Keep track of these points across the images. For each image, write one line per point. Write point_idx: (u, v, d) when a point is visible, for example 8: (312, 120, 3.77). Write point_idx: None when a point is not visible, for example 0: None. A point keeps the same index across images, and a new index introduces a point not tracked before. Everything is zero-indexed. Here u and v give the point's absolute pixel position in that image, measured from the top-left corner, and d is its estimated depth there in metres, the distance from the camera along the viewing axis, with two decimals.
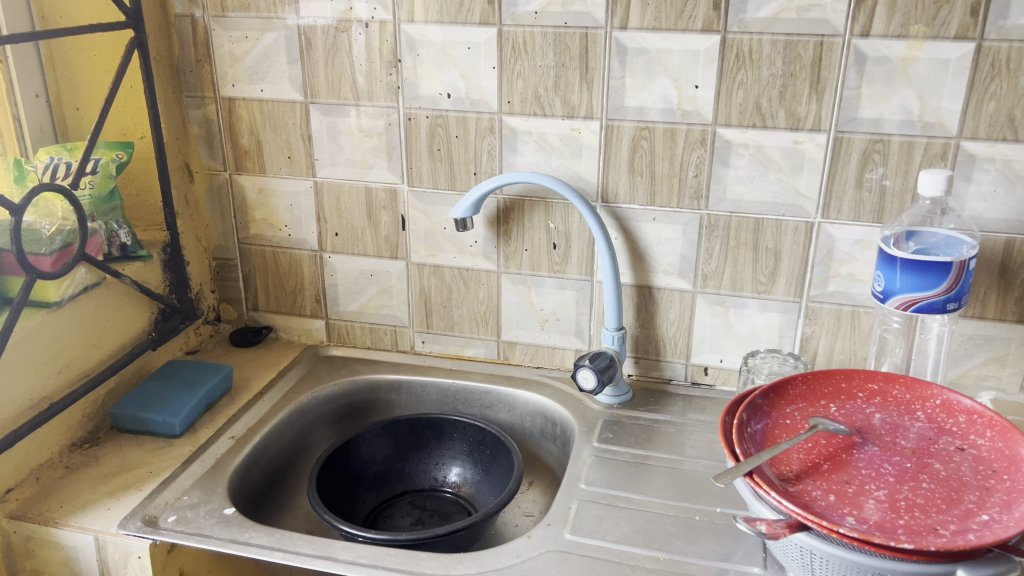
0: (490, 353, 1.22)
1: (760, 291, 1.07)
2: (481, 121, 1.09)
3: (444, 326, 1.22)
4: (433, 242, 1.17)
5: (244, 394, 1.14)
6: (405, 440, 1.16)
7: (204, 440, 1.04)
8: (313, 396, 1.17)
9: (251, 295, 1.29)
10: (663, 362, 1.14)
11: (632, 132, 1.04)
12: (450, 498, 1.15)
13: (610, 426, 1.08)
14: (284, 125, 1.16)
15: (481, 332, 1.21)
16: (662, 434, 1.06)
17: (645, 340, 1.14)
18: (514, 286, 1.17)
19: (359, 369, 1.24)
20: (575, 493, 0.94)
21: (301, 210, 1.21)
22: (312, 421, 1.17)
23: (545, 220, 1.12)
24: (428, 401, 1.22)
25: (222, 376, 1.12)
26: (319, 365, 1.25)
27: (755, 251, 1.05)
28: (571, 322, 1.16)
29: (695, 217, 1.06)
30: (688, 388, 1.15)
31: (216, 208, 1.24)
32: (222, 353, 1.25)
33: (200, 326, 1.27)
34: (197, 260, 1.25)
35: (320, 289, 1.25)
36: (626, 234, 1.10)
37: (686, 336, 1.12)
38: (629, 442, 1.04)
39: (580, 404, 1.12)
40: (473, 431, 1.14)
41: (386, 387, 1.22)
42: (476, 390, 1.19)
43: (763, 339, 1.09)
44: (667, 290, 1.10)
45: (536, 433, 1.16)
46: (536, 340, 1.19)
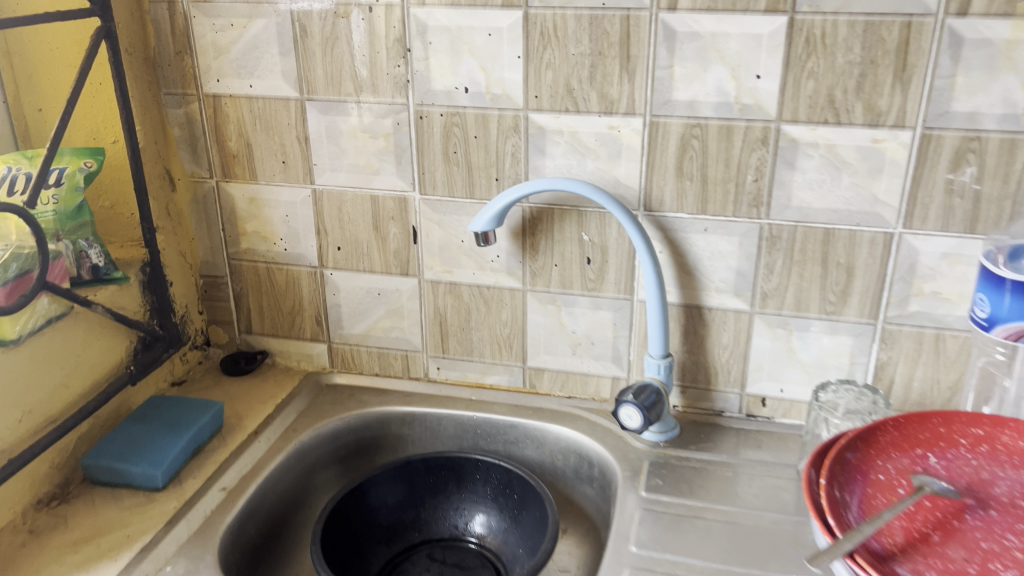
0: (515, 381, 1.08)
1: (829, 312, 0.93)
2: (504, 119, 0.94)
3: (462, 351, 1.09)
4: (449, 256, 1.03)
5: (237, 434, 1.01)
6: (420, 483, 1.03)
7: (190, 494, 0.90)
8: (315, 434, 1.04)
9: (244, 317, 1.15)
10: (714, 392, 1.01)
11: (681, 130, 0.90)
12: (474, 550, 1.01)
13: (657, 470, 0.94)
14: (276, 125, 1.02)
15: (504, 357, 1.07)
16: (717, 480, 0.93)
17: (693, 367, 1.00)
18: (542, 306, 1.03)
19: (366, 400, 1.10)
20: (625, 558, 0.80)
21: (298, 221, 1.06)
22: (315, 463, 1.04)
23: (579, 232, 0.98)
24: (445, 436, 1.08)
25: (211, 415, 0.99)
26: (322, 396, 1.11)
27: (823, 266, 0.92)
28: (608, 346, 1.02)
29: (753, 227, 0.92)
30: (742, 422, 1.01)
31: (202, 221, 1.10)
32: (213, 383, 1.11)
33: (187, 352, 1.13)
34: (181, 280, 1.11)
35: (321, 309, 1.11)
36: (672, 247, 0.95)
37: (741, 363, 0.98)
38: (681, 491, 0.91)
39: (620, 442, 0.99)
40: (497, 472, 1.02)
41: (397, 420, 1.08)
42: (499, 424, 1.06)
43: (831, 366, 0.96)
44: (720, 310, 0.97)
45: (570, 473, 1.03)
46: (567, 367, 1.05)
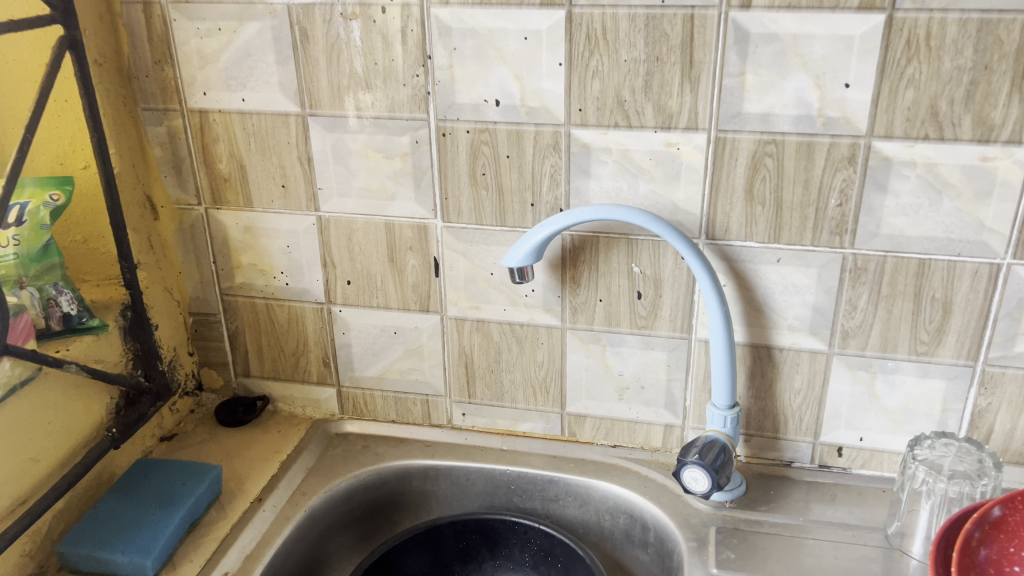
0: (552, 428, 0.96)
1: (920, 353, 0.81)
2: (542, 136, 0.81)
3: (491, 395, 0.96)
4: (476, 290, 0.90)
5: (239, 502, 0.88)
6: (448, 550, 0.92)
7: None
8: (326, 497, 0.91)
9: (241, 358, 1.02)
10: (782, 441, 0.90)
11: (752, 147, 0.77)
12: None
13: (726, 539, 0.82)
14: (274, 144, 0.88)
15: (539, 402, 0.95)
16: (795, 549, 0.81)
17: (760, 414, 0.89)
18: (584, 346, 0.90)
19: (383, 452, 0.97)
20: None
21: (302, 253, 0.93)
22: (330, 531, 0.92)
23: (628, 263, 0.84)
24: (474, 492, 0.96)
25: (208, 484, 0.86)
26: (334, 448, 0.98)
27: (916, 301, 0.79)
28: (660, 390, 0.90)
29: (834, 258, 0.79)
30: (815, 473, 0.90)
31: (191, 253, 0.96)
32: (208, 437, 0.98)
33: (176, 401, 1.00)
34: (168, 320, 0.97)
35: (328, 349, 0.98)
36: (738, 280, 0.83)
37: (815, 409, 0.87)
38: (758, 566, 0.79)
39: (679, 504, 0.87)
40: (537, 537, 0.90)
41: (419, 476, 0.96)
42: (536, 479, 0.94)
43: (920, 413, 0.84)
44: (792, 350, 0.84)
45: (619, 535, 0.91)
46: (613, 413, 0.93)
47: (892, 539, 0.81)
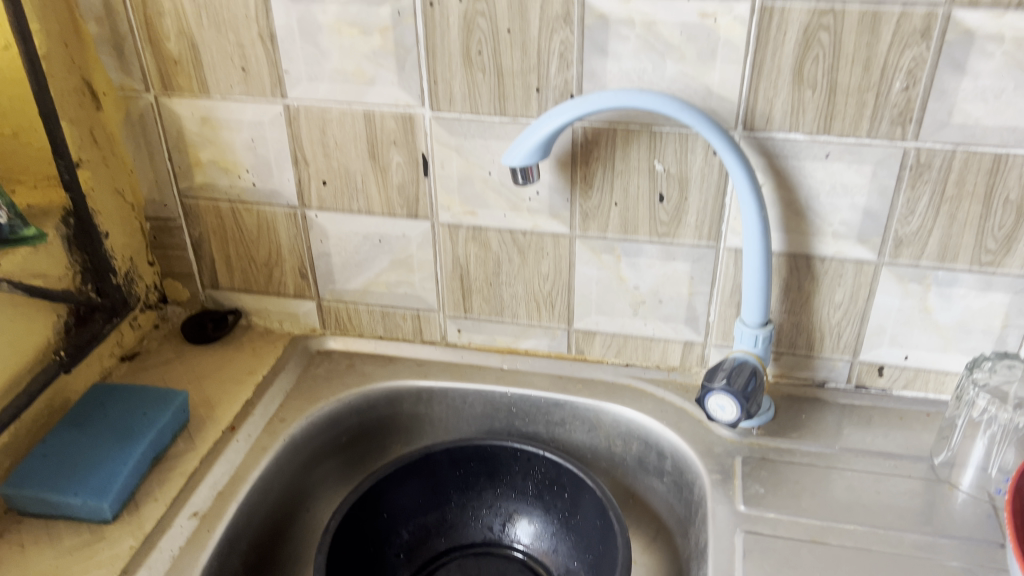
0: (558, 346, 0.86)
1: (983, 264, 0.71)
2: (550, 5, 0.67)
3: (489, 310, 0.85)
4: (472, 193, 0.78)
5: (209, 431, 0.79)
6: (444, 479, 0.83)
7: (153, 527, 0.69)
8: (308, 423, 0.82)
9: (207, 269, 0.91)
10: (816, 360, 0.80)
11: (805, 18, 0.63)
12: (515, 561, 0.82)
13: (754, 471, 0.73)
14: (229, 18, 0.74)
15: (543, 318, 0.84)
16: (831, 481, 0.72)
17: (793, 331, 0.79)
18: (596, 258, 0.79)
19: (370, 373, 0.88)
20: None
21: (269, 148, 0.80)
22: (312, 460, 0.83)
23: (649, 160, 0.72)
24: (471, 416, 0.87)
25: (172, 413, 0.76)
26: (315, 368, 0.89)
27: (985, 204, 0.68)
28: (681, 305, 0.79)
29: (894, 153, 0.67)
30: (851, 395, 0.81)
31: (142, 149, 0.84)
32: (174, 356, 0.88)
33: (137, 316, 0.89)
34: (122, 226, 0.85)
35: (305, 259, 0.86)
36: (778, 179, 0.71)
37: (856, 325, 0.77)
38: (790, 502, 0.70)
39: (700, 431, 0.78)
40: (541, 465, 0.81)
41: (411, 398, 0.87)
42: (540, 402, 0.85)
43: (976, 329, 0.74)
44: (835, 260, 0.74)
45: (632, 462, 0.83)
46: (626, 330, 0.83)
47: (939, 471, 0.73)
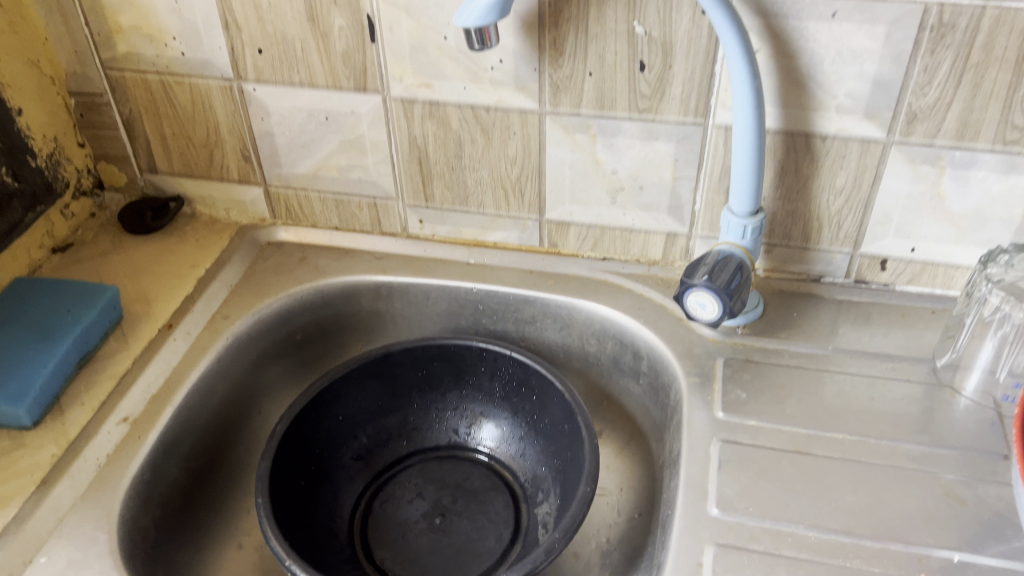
0: (529, 238, 0.78)
1: (1008, 142, 0.62)
2: None
3: (452, 199, 0.77)
4: (426, 62, 0.68)
5: (143, 329, 0.72)
6: (404, 380, 0.77)
7: (78, 433, 0.63)
8: (255, 320, 0.76)
9: (143, 152, 0.82)
10: (811, 252, 0.72)
11: None
12: (481, 465, 0.77)
13: (736, 374, 0.67)
14: None
15: (511, 207, 0.76)
16: (821, 385, 0.66)
17: (787, 219, 0.71)
18: (568, 138, 0.70)
19: (324, 266, 0.81)
20: (702, 528, 0.55)
21: (195, 10, 0.70)
22: (261, 360, 0.77)
23: (628, 21, 0.62)
24: (435, 314, 0.81)
25: (99, 309, 0.69)
26: (265, 262, 0.82)
27: (1015, 71, 0.58)
28: (664, 192, 0.71)
29: (913, 11, 0.57)
30: (849, 290, 0.74)
31: (55, 13, 0.73)
32: (111, 248, 0.81)
33: (69, 204, 0.81)
34: (39, 103, 0.76)
35: (247, 140, 0.78)
36: (776, 44, 0.61)
37: (858, 213, 0.69)
38: (774, 408, 0.64)
39: (680, 329, 0.71)
40: (508, 365, 0.75)
41: (369, 294, 0.80)
42: (509, 299, 0.77)
43: (993, 218, 0.66)
44: (838, 139, 0.65)
45: (607, 362, 0.76)
46: (603, 220, 0.75)
47: (941, 374, 0.66)
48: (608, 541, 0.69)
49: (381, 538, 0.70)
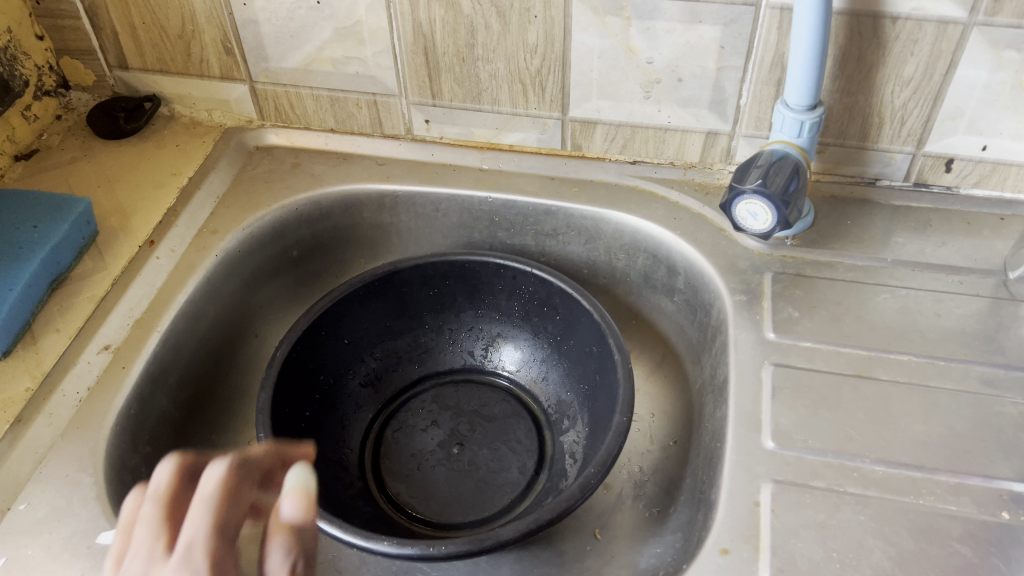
0: (549, 140, 0.70)
1: None
2: None
3: (463, 95, 0.68)
4: None
5: (122, 246, 0.65)
6: (414, 299, 0.70)
7: (54, 364, 0.56)
8: (246, 236, 0.68)
9: (111, 45, 0.72)
10: (868, 152, 0.65)
11: None
12: (499, 390, 0.71)
13: (787, 290, 0.60)
14: None
15: (530, 104, 0.68)
16: (881, 301, 0.59)
17: (844, 115, 0.63)
18: (598, 22, 0.60)
19: (321, 174, 0.73)
20: (758, 464, 0.50)
21: None
22: (255, 279, 0.70)
23: None
24: (446, 226, 0.73)
25: (71, 225, 0.62)
26: (254, 169, 0.73)
27: None
28: (705, 85, 0.62)
29: None
30: (907, 195, 0.67)
31: None
32: (81, 154, 0.72)
33: (31, 106, 0.72)
34: None
35: (228, 31, 0.68)
36: None
37: (926, 108, 0.61)
38: (831, 327, 0.57)
39: (721, 241, 0.64)
40: (528, 283, 0.68)
41: (372, 204, 0.72)
42: (529, 209, 0.70)
43: None
44: (911, 20, 0.56)
45: (636, 277, 0.69)
46: (635, 118, 0.66)
47: (1013, 288, 0.60)
48: (641, 471, 0.64)
49: (395, 470, 0.65)
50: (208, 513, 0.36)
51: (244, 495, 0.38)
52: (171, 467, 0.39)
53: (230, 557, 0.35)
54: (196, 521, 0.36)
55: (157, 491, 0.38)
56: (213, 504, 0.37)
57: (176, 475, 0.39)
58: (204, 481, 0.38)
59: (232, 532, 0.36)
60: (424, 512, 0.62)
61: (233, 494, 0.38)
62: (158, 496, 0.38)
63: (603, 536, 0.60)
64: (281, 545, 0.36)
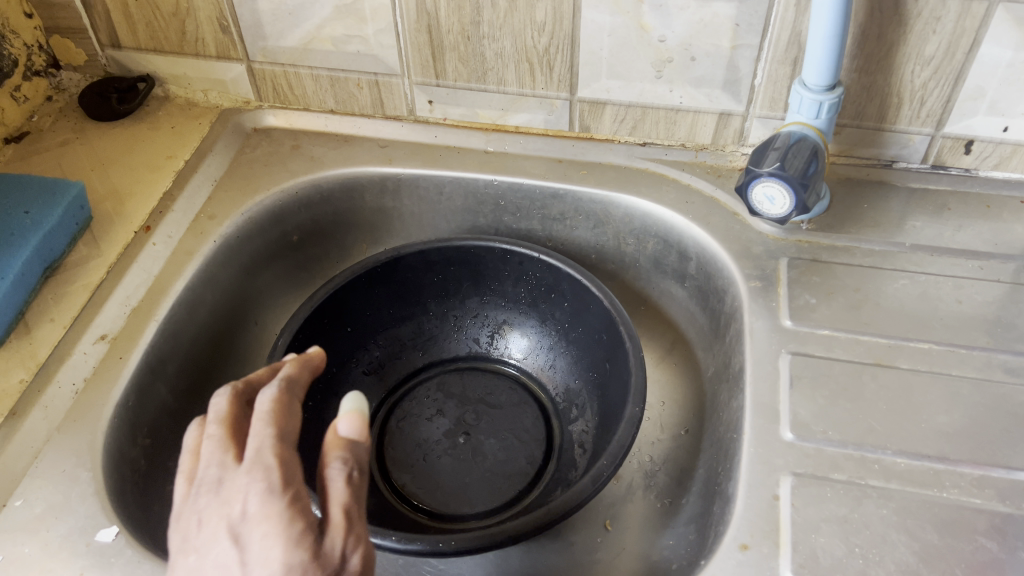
0: (557, 121, 0.68)
1: None
2: None
3: (468, 75, 0.66)
4: None
5: (118, 231, 0.63)
6: (418, 286, 0.68)
7: (49, 355, 0.55)
8: (245, 221, 0.66)
9: (102, 23, 0.70)
10: (886, 133, 0.63)
11: None
12: (505, 378, 0.70)
13: (803, 276, 0.58)
14: None
15: (537, 84, 0.66)
16: (900, 287, 0.58)
17: (862, 95, 0.61)
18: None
19: (321, 156, 0.70)
20: (776, 456, 0.49)
21: None
22: (255, 265, 0.68)
23: None
24: (449, 210, 0.71)
25: (64, 210, 0.59)
26: (252, 151, 0.71)
27: None
28: (719, 64, 0.60)
29: None
30: (925, 177, 0.65)
31: None
32: (73, 137, 0.70)
33: (20, 86, 0.70)
34: None
35: (223, 8, 0.66)
36: None
37: (947, 88, 0.59)
38: (849, 315, 0.56)
39: (735, 225, 0.62)
40: (536, 268, 0.66)
41: (374, 188, 0.70)
42: (536, 193, 0.68)
43: None
44: None
45: (646, 262, 0.68)
46: (645, 99, 0.64)
47: None
48: (652, 460, 0.62)
49: (400, 460, 0.63)
50: (268, 424, 0.37)
51: (297, 405, 0.39)
52: (224, 391, 0.40)
53: (296, 464, 0.36)
54: (257, 435, 0.36)
55: (217, 414, 0.39)
56: (268, 415, 0.37)
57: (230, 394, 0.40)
58: (259, 399, 0.38)
59: (293, 438, 0.37)
60: (430, 504, 0.61)
61: (288, 409, 0.38)
62: (218, 415, 0.39)
63: (614, 527, 0.59)
64: (339, 459, 0.36)
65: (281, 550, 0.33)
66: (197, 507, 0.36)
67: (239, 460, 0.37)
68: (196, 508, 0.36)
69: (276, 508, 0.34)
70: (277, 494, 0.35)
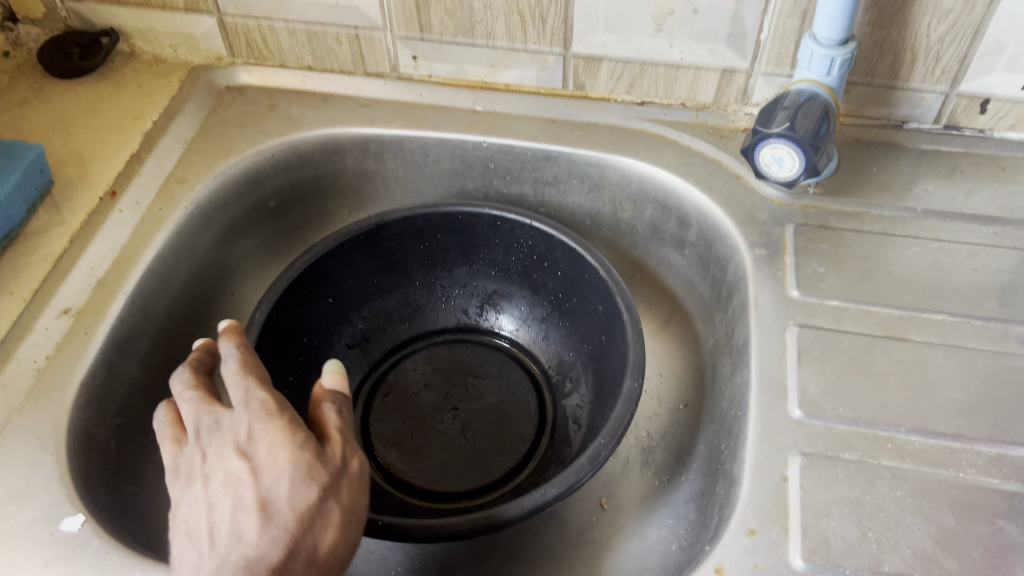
0: (550, 78, 0.64)
1: None
2: None
3: (454, 29, 0.62)
4: None
5: (81, 197, 0.58)
6: (403, 254, 0.65)
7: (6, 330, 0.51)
8: (219, 186, 0.62)
9: None
10: (897, 92, 0.60)
11: None
12: (496, 350, 0.67)
13: (810, 244, 0.55)
14: None
15: (528, 38, 0.62)
16: (911, 255, 0.55)
17: (873, 51, 0.57)
18: None
19: (299, 116, 0.66)
20: (785, 435, 0.46)
21: None
22: (230, 233, 0.64)
23: None
24: (436, 174, 0.68)
25: (21, 174, 0.55)
26: (226, 111, 0.67)
27: None
28: (723, 17, 0.56)
29: None
30: (936, 138, 0.62)
31: None
32: (33, 95, 0.66)
33: None
34: None
35: None
36: None
37: (965, 43, 0.55)
38: (859, 284, 0.53)
39: (738, 189, 0.59)
40: (527, 236, 0.62)
41: (356, 150, 0.66)
42: (527, 155, 0.64)
43: None
44: None
45: (643, 229, 0.65)
46: (644, 54, 0.61)
47: None
48: (650, 436, 0.60)
49: (386, 436, 0.60)
50: (246, 372, 0.41)
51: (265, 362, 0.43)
52: (185, 366, 0.43)
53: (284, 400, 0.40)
54: (239, 377, 0.40)
55: (186, 380, 0.42)
56: (245, 364, 0.41)
57: (195, 370, 0.43)
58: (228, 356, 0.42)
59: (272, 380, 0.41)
60: (416, 481, 0.58)
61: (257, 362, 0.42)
62: (189, 383, 0.42)
63: (610, 506, 0.57)
64: (330, 402, 0.41)
65: (289, 451, 0.37)
66: (196, 446, 0.39)
67: (226, 406, 0.40)
68: (197, 447, 0.39)
69: (277, 424, 0.38)
70: (274, 414, 0.39)
